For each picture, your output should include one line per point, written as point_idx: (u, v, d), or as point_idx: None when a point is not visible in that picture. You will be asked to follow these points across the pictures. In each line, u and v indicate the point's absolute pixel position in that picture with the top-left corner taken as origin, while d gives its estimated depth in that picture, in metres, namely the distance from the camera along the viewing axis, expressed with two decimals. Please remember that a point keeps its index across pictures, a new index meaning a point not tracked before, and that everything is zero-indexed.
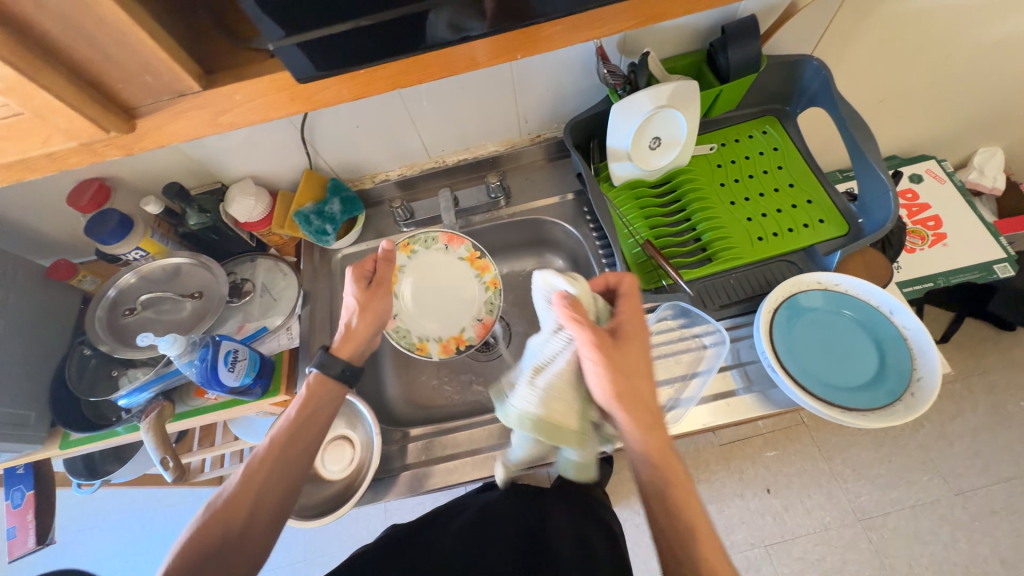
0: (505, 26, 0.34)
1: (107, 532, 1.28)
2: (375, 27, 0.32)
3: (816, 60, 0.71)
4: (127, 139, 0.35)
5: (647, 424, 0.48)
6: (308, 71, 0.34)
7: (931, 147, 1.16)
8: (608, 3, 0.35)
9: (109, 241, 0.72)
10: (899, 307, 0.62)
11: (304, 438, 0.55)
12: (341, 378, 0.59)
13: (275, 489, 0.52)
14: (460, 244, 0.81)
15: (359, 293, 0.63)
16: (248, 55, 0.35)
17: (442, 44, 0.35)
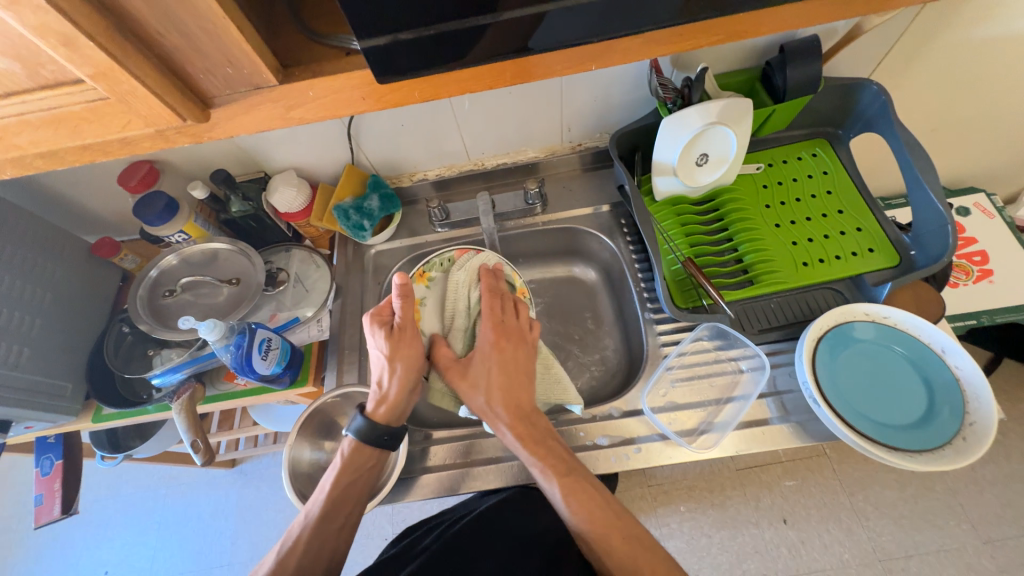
0: (584, 35, 0.34)
1: (123, 504, 1.31)
2: (460, 30, 0.32)
3: (876, 84, 0.69)
4: (198, 129, 0.36)
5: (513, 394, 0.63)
6: (387, 71, 0.33)
7: (982, 179, 1.11)
8: (690, 20, 0.34)
9: (155, 223, 0.74)
10: (953, 346, 0.60)
11: (345, 506, 0.59)
12: (379, 443, 0.61)
13: (321, 557, 0.56)
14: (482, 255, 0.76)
15: (383, 344, 0.62)
16: (323, 51, 0.36)
17: (520, 51, 0.34)
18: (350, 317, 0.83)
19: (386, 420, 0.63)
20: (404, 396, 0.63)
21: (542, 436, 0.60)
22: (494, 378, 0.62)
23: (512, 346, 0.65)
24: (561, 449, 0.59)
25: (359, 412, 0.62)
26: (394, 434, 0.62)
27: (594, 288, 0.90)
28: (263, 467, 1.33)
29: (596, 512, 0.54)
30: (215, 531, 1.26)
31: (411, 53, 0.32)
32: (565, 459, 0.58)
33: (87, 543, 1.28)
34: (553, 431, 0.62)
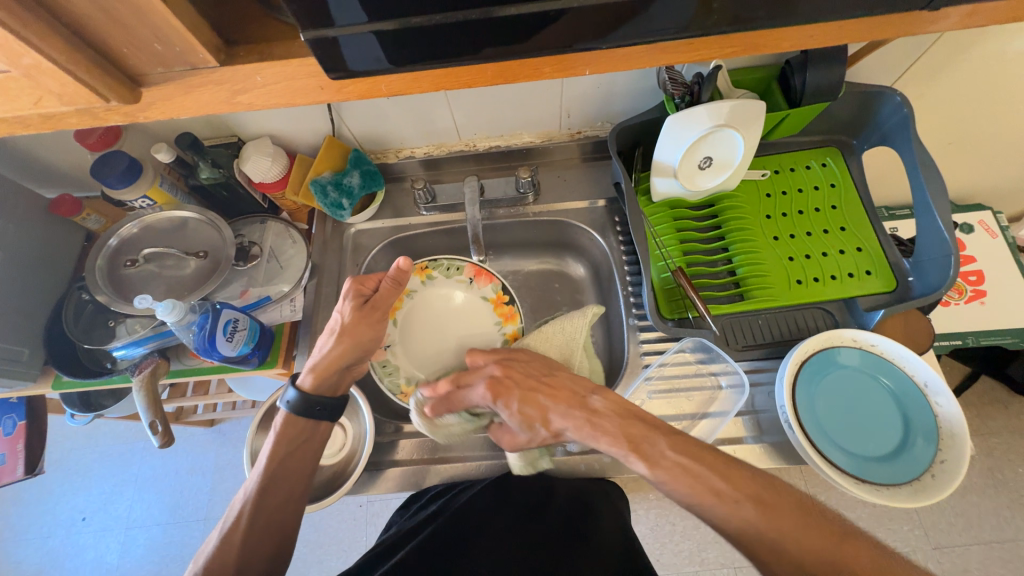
0: (552, 40, 0.33)
1: (100, 457, 1.32)
2: (416, 27, 0.30)
3: (900, 95, 0.63)
4: (130, 108, 0.35)
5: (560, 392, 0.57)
6: (346, 67, 0.33)
7: (991, 196, 1.05)
8: (653, 36, 0.33)
9: (115, 186, 0.68)
10: (936, 381, 0.59)
11: (288, 481, 0.57)
12: (311, 415, 0.59)
13: (267, 536, 0.54)
14: (487, 281, 0.78)
15: (346, 314, 0.62)
16: (275, 32, 0.35)
17: (488, 54, 0.33)
18: (325, 298, 0.80)
19: (316, 391, 0.61)
20: (336, 371, 0.62)
21: (613, 415, 0.54)
22: (536, 416, 0.57)
23: (520, 369, 0.61)
24: (633, 423, 0.52)
25: (291, 385, 0.60)
26: (327, 406, 0.60)
27: (582, 285, 0.86)
28: (242, 429, 1.33)
29: (695, 480, 0.47)
30: (192, 488, 1.27)
31: (389, 43, 0.31)
32: (641, 432, 0.51)
33: (65, 489, 1.30)
34: (623, 405, 0.54)
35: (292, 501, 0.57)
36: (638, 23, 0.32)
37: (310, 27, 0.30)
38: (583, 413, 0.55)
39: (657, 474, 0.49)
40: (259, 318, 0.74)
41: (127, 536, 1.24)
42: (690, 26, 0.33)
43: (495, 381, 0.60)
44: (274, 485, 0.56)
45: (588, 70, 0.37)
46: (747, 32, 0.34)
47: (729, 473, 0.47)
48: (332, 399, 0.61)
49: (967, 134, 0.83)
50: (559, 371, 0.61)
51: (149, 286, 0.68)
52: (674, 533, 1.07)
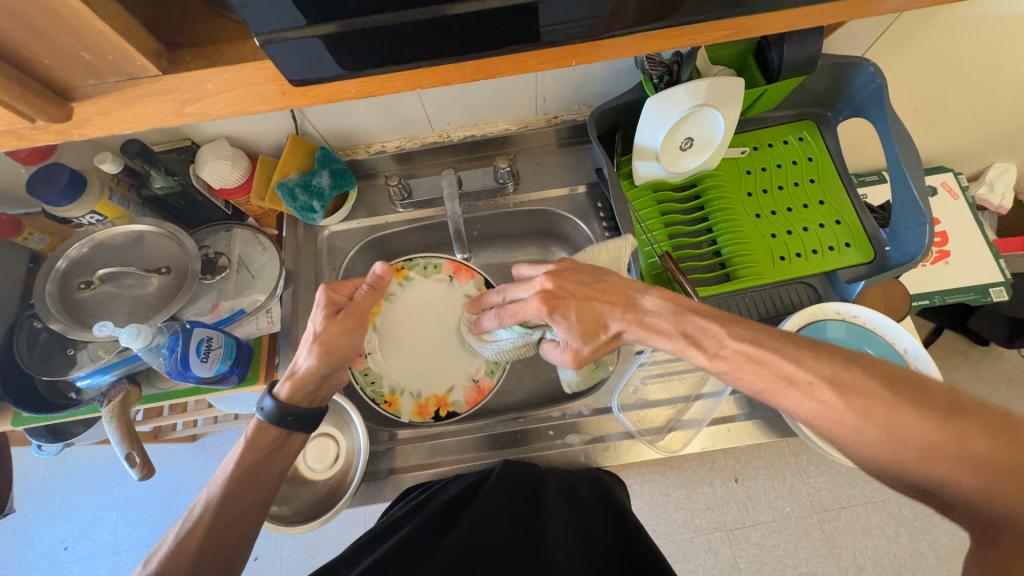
0: (524, 32, 0.30)
1: (77, 483, 1.26)
2: (374, 27, 0.28)
3: (873, 66, 0.63)
4: (61, 126, 0.31)
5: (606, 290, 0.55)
6: (302, 72, 0.30)
7: (952, 158, 1.06)
8: (633, 21, 0.31)
9: (58, 203, 0.62)
10: (915, 347, 0.61)
11: (256, 483, 0.53)
12: (284, 425, 0.55)
13: (225, 541, 0.49)
14: (469, 280, 0.78)
15: (319, 324, 0.60)
16: (223, 35, 0.31)
17: (457, 54, 0.31)
18: (303, 307, 0.76)
19: (293, 400, 0.57)
20: (316, 378, 0.59)
21: (667, 313, 0.51)
22: (587, 324, 0.54)
23: (564, 283, 0.56)
24: (691, 323, 0.50)
25: (268, 393, 0.56)
26: (301, 416, 0.56)
27: None
28: (226, 441, 1.28)
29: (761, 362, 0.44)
30: (179, 505, 1.22)
31: (335, 48, 0.29)
32: (700, 326, 0.49)
33: (42, 520, 1.24)
34: (669, 305, 0.52)
35: (257, 502, 0.53)
36: (613, 17, 0.31)
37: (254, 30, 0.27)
38: (638, 312, 0.53)
39: (719, 365, 0.47)
40: (234, 333, 0.70)
41: (115, 560, 1.19)
42: (669, 12, 0.31)
43: (547, 293, 0.55)
44: (243, 487, 0.52)
45: (564, 62, 0.34)
46: (733, 16, 0.32)
47: (798, 357, 0.43)
48: (308, 409, 0.57)
49: (933, 100, 0.84)
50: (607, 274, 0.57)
51: (109, 309, 0.62)
52: (669, 504, 1.10)
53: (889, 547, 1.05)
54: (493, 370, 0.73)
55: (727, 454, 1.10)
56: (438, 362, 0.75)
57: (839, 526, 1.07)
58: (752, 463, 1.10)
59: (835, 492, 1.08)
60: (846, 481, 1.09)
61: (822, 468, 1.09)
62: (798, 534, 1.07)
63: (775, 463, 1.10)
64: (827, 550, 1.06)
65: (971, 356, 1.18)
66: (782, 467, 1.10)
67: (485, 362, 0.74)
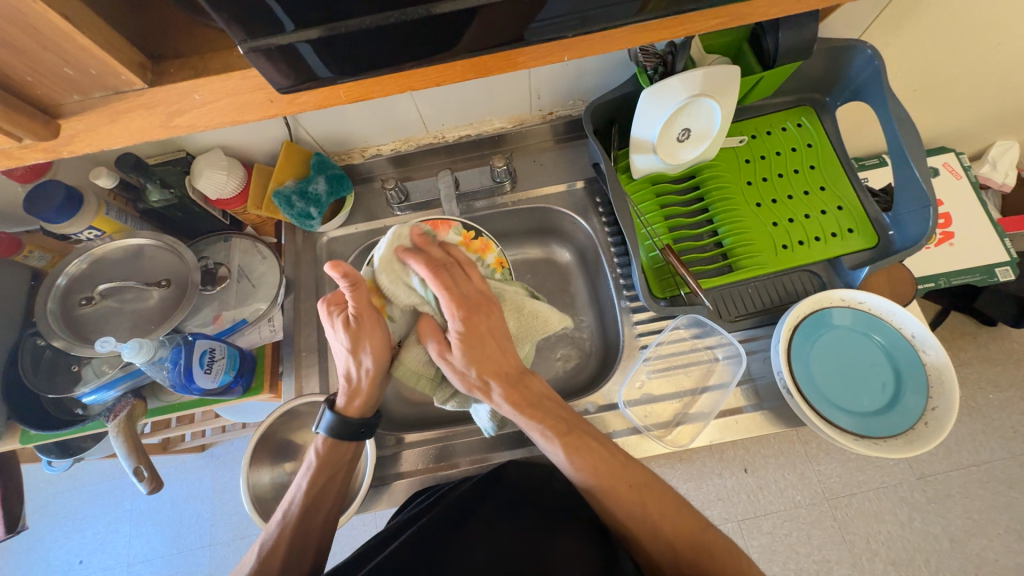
0: (511, 29, 0.30)
1: (88, 497, 1.26)
2: (360, 30, 0.27)
3: (871, 47, 0.62)
4: (49, 144, 0.31)
5: (504, 350, 0.57)
6: (291, 76, 0.30)
7: (952, 138, 1.05)
8: (621, 15, 0.31)
9: (56, 220, 0.62)
10: (922, 331, 0.60)
11: (328, 500, 0.57)
12: (355, 436, 0.57)
13: (304, 558, 0.54)
14: (449, 229, 0.72)
15: (344, 337, 0.56)
16: (207, 45, 0.31)
17: (445, 52, 0.31)
18: (305, 314, 0.75)
19: (359, 413, 0.58)
20: (377, 387, 0.59)
21: (532, 398, 0.57)
22: (481, 359, 0.56)
23: (489, 314, 0.58)
24: (558, 410, 0.57)
25: (329, 407, 0.58)
26: (369, 425, 0.58)
27: (568, 270, 0.85)
28: (235, 450, 1.28)
29: (602, 466, 0.53)
30: (192, 515, 1.23)
31: (323, 53, 0.28)
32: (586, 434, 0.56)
33: (57, 534, 1.24)
34: (549, 392, 0.59)
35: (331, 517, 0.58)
36: (599, 14, 0.30)
37: (238, 39, 0.26)
38: (522, 381, 0.57)
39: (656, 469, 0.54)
40: (238, 343, 0.70)
41: (130, 571, 1.20)
42: (654, 6, 0.31)
43: (472, 309, 0.56)
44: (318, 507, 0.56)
45: (552, 58, 0.34)
46: (725, 4, 0.32)
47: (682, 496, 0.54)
48: (371, 419, 0.58)
49: (933, 79, 0.82)
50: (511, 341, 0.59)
51: (111, 325, 0.62)
52: None
53: (902, 532, 1.04)
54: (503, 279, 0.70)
55: (735, 445, 1.09)
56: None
57: (851, 513, 1.06)
58: (761, 453, 1.10)
59: (846, 479, 1.07)
60: (857, 468, 1.07)
61: (832, 455, 1.08)
62: (810, 521, 1.06)
63: (785, 452, 1.09)
64: (839, 538, 1.05)
65: (979, 337, 1.17)
66: (792, 455, 1.09)
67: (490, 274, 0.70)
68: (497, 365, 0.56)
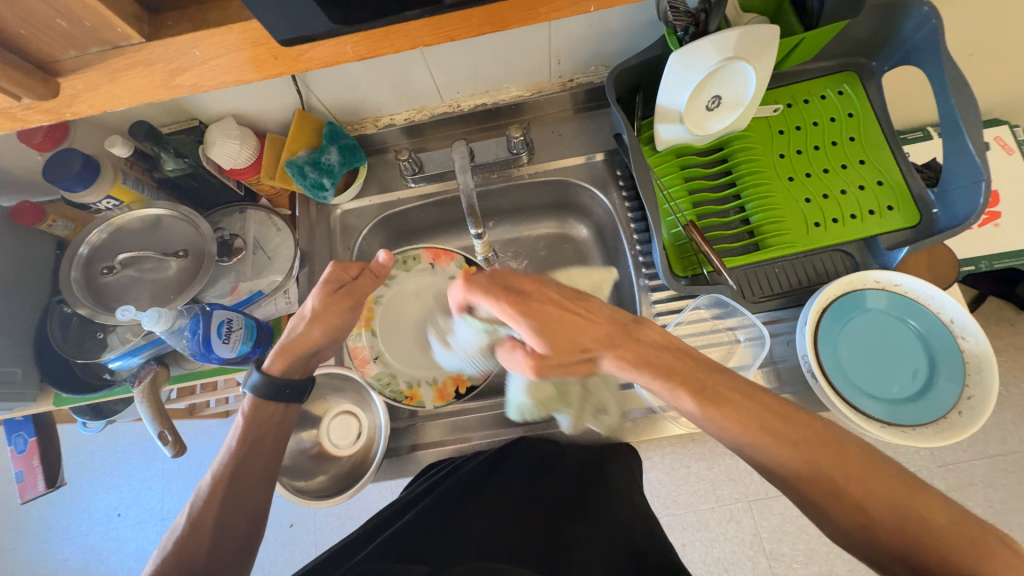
0: None
1: (122, 456, 1.34)
2: None
3: (929, 4, 0.56)
4: (51, 104, 0.30)
5: (589, 311, 0.48)
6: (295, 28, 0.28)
7: (1008, 109, 0.96)
8: None
9: (75, 189, 0.62)
10: (963, 316, 0.57)
11: (263, 460, 0.54)
12: (280, 398, 0.56)
13: (240, 519, 0.51)
14: (451, 260, 0.76)
15: (318, 298, 0.59)
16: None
17: None
18: None
19: (281, 373, 0.57)
20: (306, 355, 0.58)
21: (653, 351, 0.46)
22: (568, 349, 0.47)
23: (541, 290, 0.49)
24: (683, 360, 0.45)
25: (256, 368, 0.57)
26: (296, 389, 0.58)
27: (586, 246, 0.82)
28: None
29: (749, 418, 0.41)
30: None
31: None
32: (717, 392, 0.43)
33: (95, 489, 1.32)
34: (668, 340, 0.47)
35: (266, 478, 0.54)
36: None
37: None
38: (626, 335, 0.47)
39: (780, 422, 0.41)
40: (255, 314, 0.70)
41: (164, 525, 1.28)
42: None
43: (519, 298, 0.48)
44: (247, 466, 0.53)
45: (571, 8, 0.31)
46: None
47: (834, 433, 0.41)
48: (300, 381, 0.58)
49: (995, 41, 0.74)
50: (591, 297, 0.50)
51: (132, 294, 0.63)
52: (690, 476, 1.08)
53: None
54: None
55: None
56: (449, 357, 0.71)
57: None
58: None
59: None
60: None
61: None
62: None
63: None
64: None
65: (1018, 324, 1.10)
66: None
67: None
68: (583, 338, 0.47)
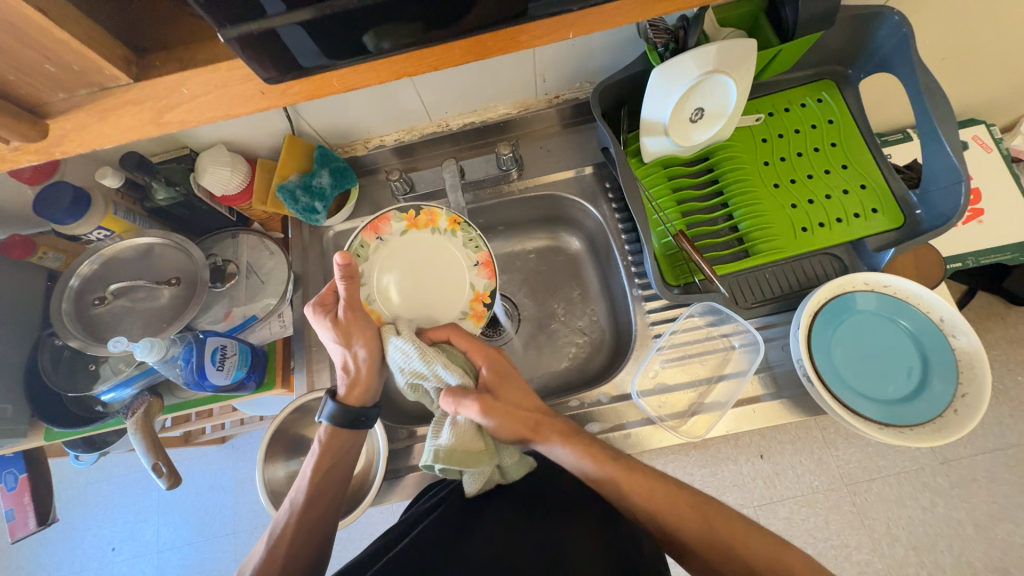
0: (505, 7, 0.29)
1: (116, 488, 1.31)
2: (349, 11, 0.27)
3: (898, 14, 0.58)
4: (39, 145, 0.30)
5: (526, 391, 0.61)
6: (277, 66, 0.29)
7: (983, 109, 0.99)
8: None
9: (65, 221, 0.62)
10: (952, 315, 0.57)
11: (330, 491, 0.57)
12: (357, 425, 0.59)
13: (310, 545, 0.55)
14: (390, 222, 0.71)
15: (338, 329, 0.59)
16: (195, 35, 0.31)
17: (435, 29, 0.29)
18: None
19: (361, 402, 0.60)
20: (376, 374, 0.60)
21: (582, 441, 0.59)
22: (518, 410, 0.59)
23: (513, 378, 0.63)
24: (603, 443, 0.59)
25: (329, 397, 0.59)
26: (370, 414, 0.59)
27: (579, 258, 0.83)
28: (254, 441, 1.30)
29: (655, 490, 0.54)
30: (215, 504, 1.27)
31: (311, 38, 0.28)
32: (610, 452, 0.57)
33: (89, 523, 1.29)
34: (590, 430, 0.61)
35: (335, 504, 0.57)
36: None
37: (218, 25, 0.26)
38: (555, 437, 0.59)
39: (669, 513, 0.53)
40: (249, 340, 0.70)
41: (160, 557, 1.25)
42: None
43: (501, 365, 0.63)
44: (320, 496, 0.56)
45: (549, 35, 0.32)
46: None
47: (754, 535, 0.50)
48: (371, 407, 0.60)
49: (966, 45, 0.77)
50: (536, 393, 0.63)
51: (123, 324, 0.63)
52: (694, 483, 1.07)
53: (923, 516, 1.01)
54: (474, 241, 0.70)
55: (751, 431, 1.07)
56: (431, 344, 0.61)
57: (871, 498, 1.03)
58: (777, 438, 1.07)
59: (866, 465, 1.05)
60: (877, 453, 1.05)
61: (852, 440, 1.06)
62: (828, 507, 1.04)
63: (802, 438, 1.07)
64: (858, 523, 1.03)
65: (1007, 317, 1.12)
66: (809, 441, 1.07)
67: (469, 246, 0.71)
68: (534, 415, 0.60)
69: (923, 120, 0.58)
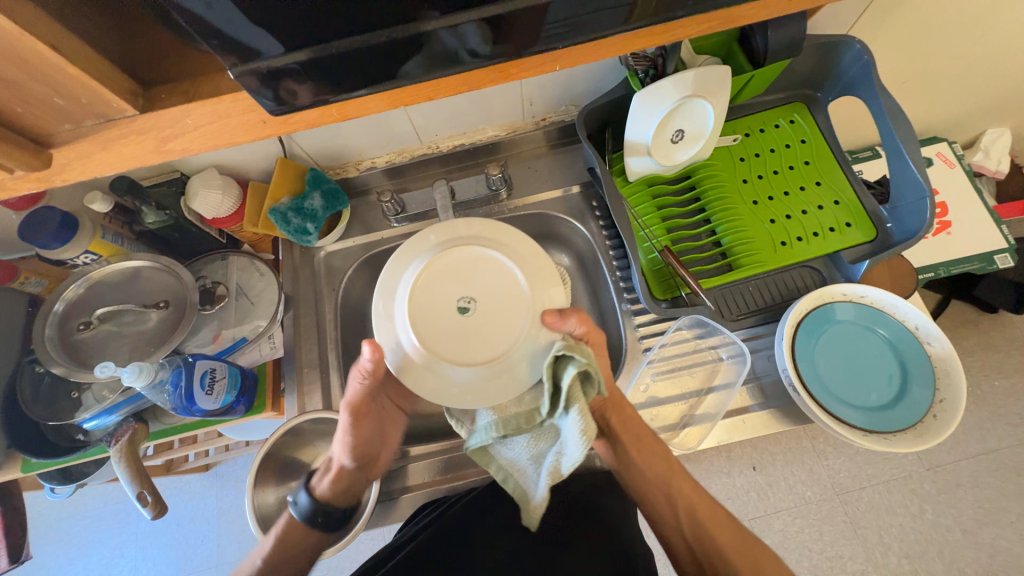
0: (495, 45, 0.31)
1: (92, 523, 1.25)
2: (350, 50, 0.28)
3: (859, 42, 0.62)
4: (42, 173, 0.31)
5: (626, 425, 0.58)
6: (280, 100, 0.30)
7: (944, 128, 1.05)
8: (597, 33, 0.32)
9: (51, 246, 0.62)
10: (926, 323, 0.60)
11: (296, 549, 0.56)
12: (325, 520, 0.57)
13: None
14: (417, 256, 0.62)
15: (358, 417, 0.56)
16: (198, 68, 0.32)
17: (429, 66, 0.31)
18: (305, 330, 0.75)
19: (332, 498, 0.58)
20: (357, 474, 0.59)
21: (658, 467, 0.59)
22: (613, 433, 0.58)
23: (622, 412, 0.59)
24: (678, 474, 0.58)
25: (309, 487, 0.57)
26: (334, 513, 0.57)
27: (568, 274, 0.85)
28: (240, 468, 1.27)
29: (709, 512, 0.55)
30: (198, 536, 1.22)
31: (313, 75, 0.29)
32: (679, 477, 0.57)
33: (62, 560, 1.23)
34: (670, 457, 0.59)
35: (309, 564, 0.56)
36: (586, 21, 0.30)
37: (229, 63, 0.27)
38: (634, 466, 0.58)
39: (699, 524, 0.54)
40: (238, 362, 0.69)
41: None
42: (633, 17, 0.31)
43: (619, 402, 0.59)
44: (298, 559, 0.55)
45: (535, 68, 0.34)
46: (706, 10, 0.32)
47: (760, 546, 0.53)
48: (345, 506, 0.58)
49: (924, 70, 0.82)
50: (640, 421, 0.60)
51: (110, 350, 0.62)
52: None
53: (913, 524, 1.03)
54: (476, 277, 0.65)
55: (743, 444, 1.08)
56: (512, 337, 0.57)
57: (862, 506, 1.04)
58: (769, 450, 1.09)
59: (855, 473, 1.06)
60: (866, 461, 1.06)
61: (840, 450, 1.07)
62: (821, 517, 1.05)
63: (793, 448, 1.08)
64: (851, 533, 1.03)
65: (980, 324, 1.16)
66: (800, 451, 1.08)
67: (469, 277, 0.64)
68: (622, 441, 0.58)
69: (888, 140, 0.62)
